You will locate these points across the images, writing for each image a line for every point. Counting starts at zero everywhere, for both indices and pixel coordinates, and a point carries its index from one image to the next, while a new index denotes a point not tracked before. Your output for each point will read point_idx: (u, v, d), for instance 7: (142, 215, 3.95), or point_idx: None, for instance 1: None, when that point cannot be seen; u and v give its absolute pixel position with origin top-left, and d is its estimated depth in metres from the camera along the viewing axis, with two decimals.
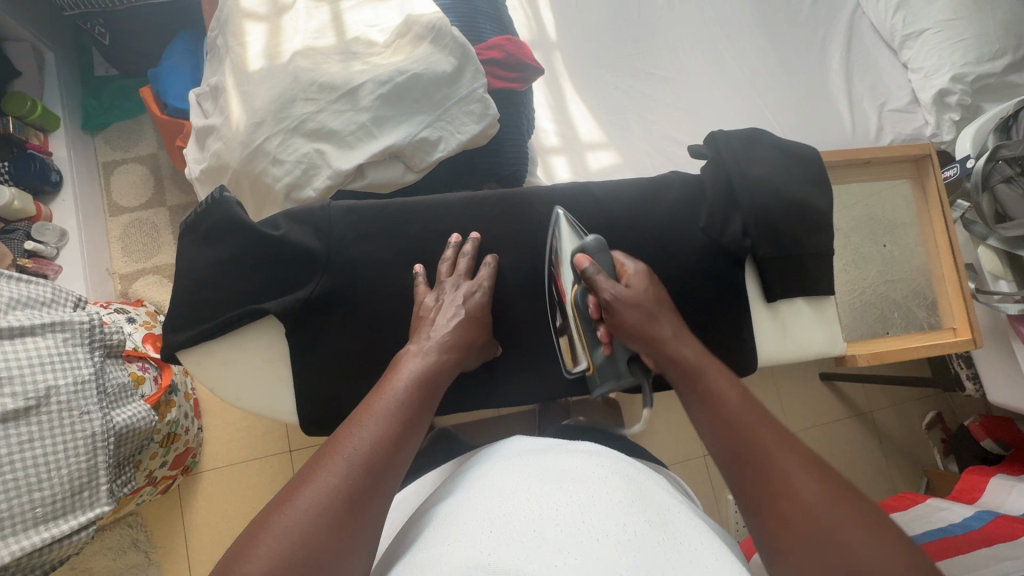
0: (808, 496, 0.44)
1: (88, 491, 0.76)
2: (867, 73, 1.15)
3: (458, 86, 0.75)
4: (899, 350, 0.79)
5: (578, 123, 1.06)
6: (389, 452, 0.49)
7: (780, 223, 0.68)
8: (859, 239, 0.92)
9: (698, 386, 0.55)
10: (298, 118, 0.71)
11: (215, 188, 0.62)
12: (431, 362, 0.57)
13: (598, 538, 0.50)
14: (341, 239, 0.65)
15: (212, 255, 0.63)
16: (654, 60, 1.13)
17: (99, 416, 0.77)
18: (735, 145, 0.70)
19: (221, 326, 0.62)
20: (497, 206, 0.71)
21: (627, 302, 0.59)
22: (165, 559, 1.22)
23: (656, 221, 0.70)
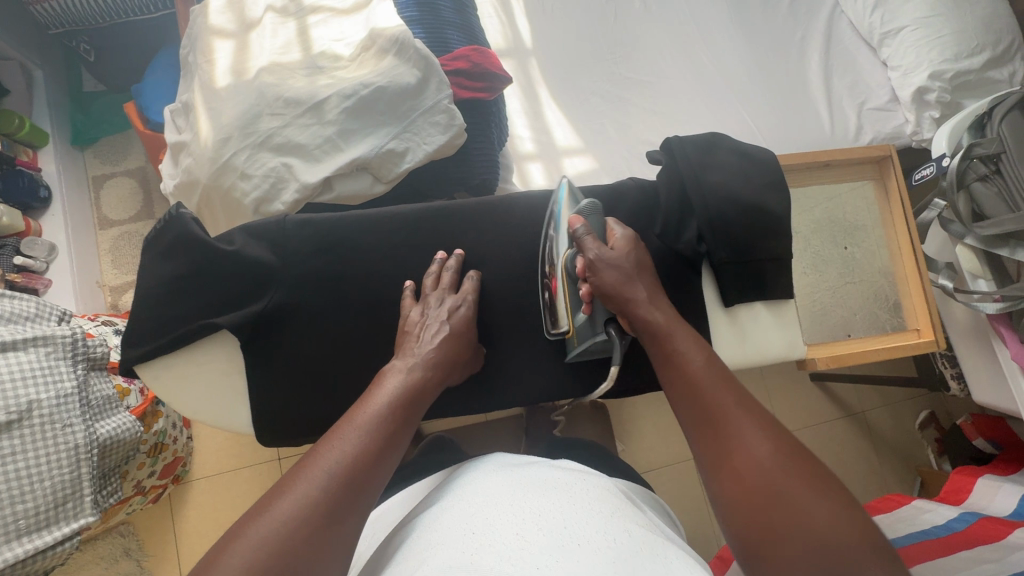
0: (755, 450, 0.48)
1: (72, 503, 0.78)
2: (846, 72, 1.15)
3: (423, 97, 0.76)
4: (861, 354, 0.80)
5: (554, 129, 1.06)
6: (370, 465, 0.50)
7: (735, 228, 0.68)
8: (820, 243, 0.92)
9: (667, 349, 0.59)
10: (264, 133, 0.72)
11: (171, 207, 0.63)
12: (413, 379, 0.58)
13: (578, 544, 0.50)
14: (297, 252, 0.66)
15: (174, 269, 0.64)
16: (630, 64, 1.13)
17: (82, 428, 0.79)
18: (690, 153, 0.69)
19: (179, 340, 0.63)
20: (463, 215, 0.72)
21: (609, 263, 0.63)
22: (157, 567, 1.23)
23: (616, 228, 0.71)
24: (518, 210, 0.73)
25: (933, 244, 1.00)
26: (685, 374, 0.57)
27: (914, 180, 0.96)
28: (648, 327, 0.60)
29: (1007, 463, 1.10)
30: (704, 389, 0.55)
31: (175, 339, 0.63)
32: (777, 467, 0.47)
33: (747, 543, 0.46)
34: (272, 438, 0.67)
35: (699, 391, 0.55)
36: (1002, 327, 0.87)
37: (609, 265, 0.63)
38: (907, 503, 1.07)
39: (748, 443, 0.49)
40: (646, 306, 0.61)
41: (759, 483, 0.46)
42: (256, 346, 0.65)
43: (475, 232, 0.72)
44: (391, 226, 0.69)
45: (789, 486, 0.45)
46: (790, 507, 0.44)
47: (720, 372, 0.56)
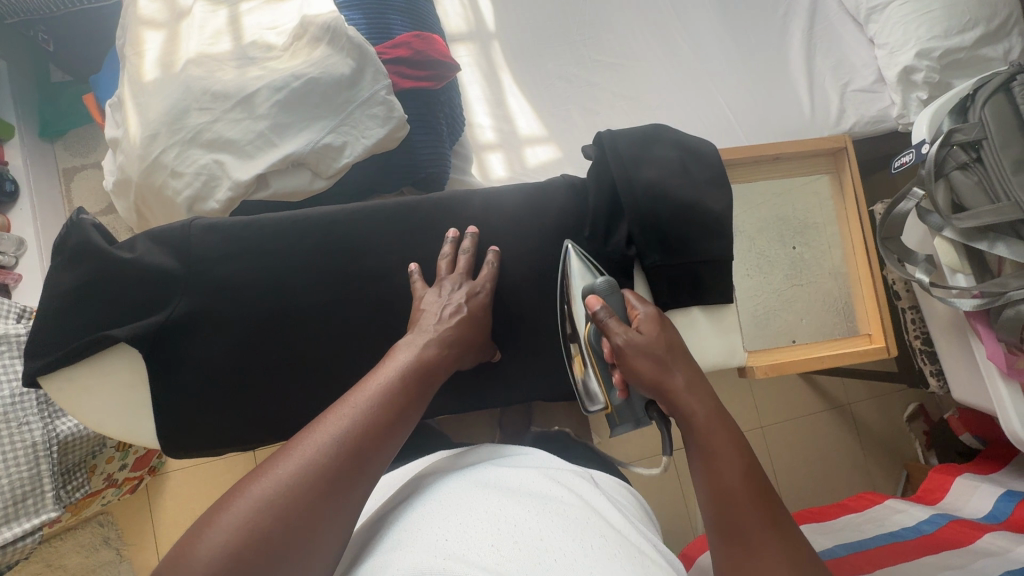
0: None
1: (32, 499, 0.90)
2: (830, 52, 1.08)
3: (359, 89, 0.73)
4: (804, 360, 0.79)
5: (517, 117, 1.02)
6: (373, 441, 0.47)
7: (668, 228, 0.66)
8: (766, 243, 0.88)
9: (707, 452, 0.53)
10: (193, 129, 0.70)
11: (72, 212, 0.63)
12: (427, 354, 0.56)
13: (556, 556, 0.47)
14: (201, 257, 0.64)
15: (90, 273, 0.63)
16: (600, 47, 1.08)
17: (39, 426, 0.90)
18: (622, 147, 0.66)
19: (82, 350, 0.62)
20: (399, 216, 0.68)
21: (640, 350, 0.56)
22: (136, 556, 1.26)
23: (546, 232, 0.69)
24: (458, 203, 0.69)
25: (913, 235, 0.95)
26: (720, 478, 0.51)
27: (894, 168, 0.91)
28: (688, 421, 0.55)
29: (989, 462, 1.07)
30: (747, 520, 0.48)
31: (78, 349, 0.62)
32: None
33: None
34: (186, 448, 0.67)
35: (740, 521, 0.48)
36: (979, 325, 0.83)
37: (640, 352, 0.57)
38: (880, 502, 1.04)
39: None
40: (684, 399, 0.55)
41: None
42: (157, 354, 0.64)
43: (411, 228, 0.69)
44: (320, 227, 0.67)
45: None
46: None
47: (763, 496, 0.49)
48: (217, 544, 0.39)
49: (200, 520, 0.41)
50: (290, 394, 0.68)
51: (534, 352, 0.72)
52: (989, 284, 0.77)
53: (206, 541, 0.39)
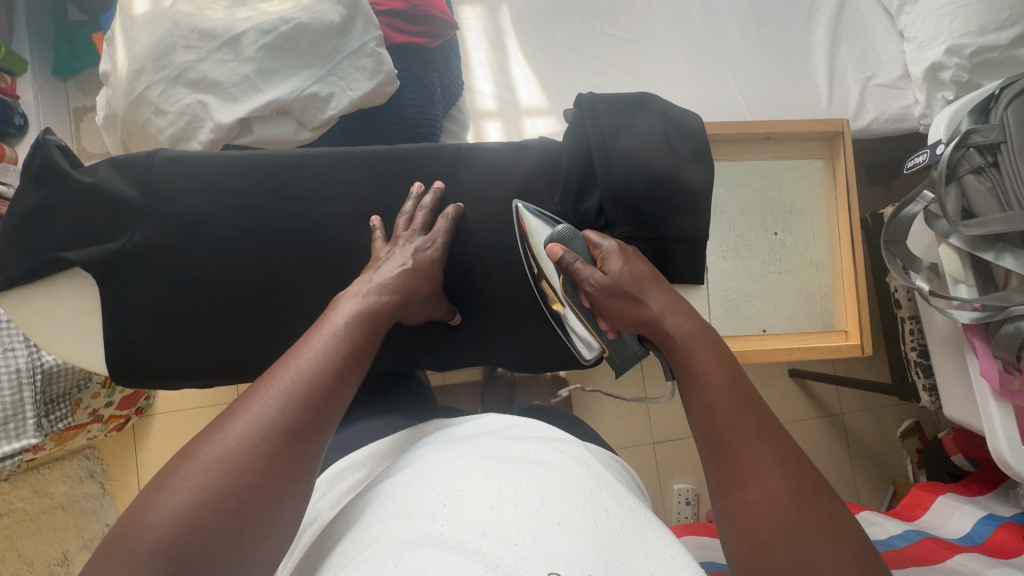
0: (790, 515, 0.41)
1: (14, 423, 0.93)
2: (856, 43, 1.03)
3: (348, 39, 0.71)
4: (770, 350, 0.79)
5: (519, 86, 0.99)
6: (327, 388, 0.47)
7: (643, 202, 0.63)
8: (746, 226, 0.84)
9: (690, 370, 0.51)
10: (179, 67, 0.69)
11: (39, 132, 0.63)
12: (372, 302, 0.55)
13: (560, 523, 0.46)
14: (163, 191, 0.65)
15: (58, 199, 0.63)
16: (614, 20, 1.04)
17: (24, 353, 0.92)
18: (602, 113, 0.64)
19: (40, 270, 0.63)
20: (374, 168, 0.68)
21: (612, 288, 0.57)
22: (118, 491, 1.31)
23: (518, 194, 0.68)
24: (437, 160, 0.68)
25: (919, 241, 0.91)
26: (701, 385, 0.50)
27: (907, 168, 0.87)
28: (667, 341, 0.54)
29: (977, 484, 1.03)
30: (732, 428, 0.46)
31: (36, 269, 0.63)
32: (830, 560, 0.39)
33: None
34: (128, 378, 0.68)
35: (726, 432, 0.47)
36: (975, 339, 0.79)
37: (610, 289, 0.57)
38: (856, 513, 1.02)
39: (761, 476, 0.43)
40: (662, 320, 0.55)
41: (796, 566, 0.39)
42: (113, 281, 0.65)
43: (386, 184, 0.68)
44: (289, 173, 0.67)
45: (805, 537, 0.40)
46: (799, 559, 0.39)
47: (746, 394, 0.48)
48: (171, 507, 0.37)
49: (156, 481, 0.40)
50: (247, 339, 0.69)
51: (502, 321, 0.72)
52: (992, 297, 0.74)
53: (162, 503, 0.38)
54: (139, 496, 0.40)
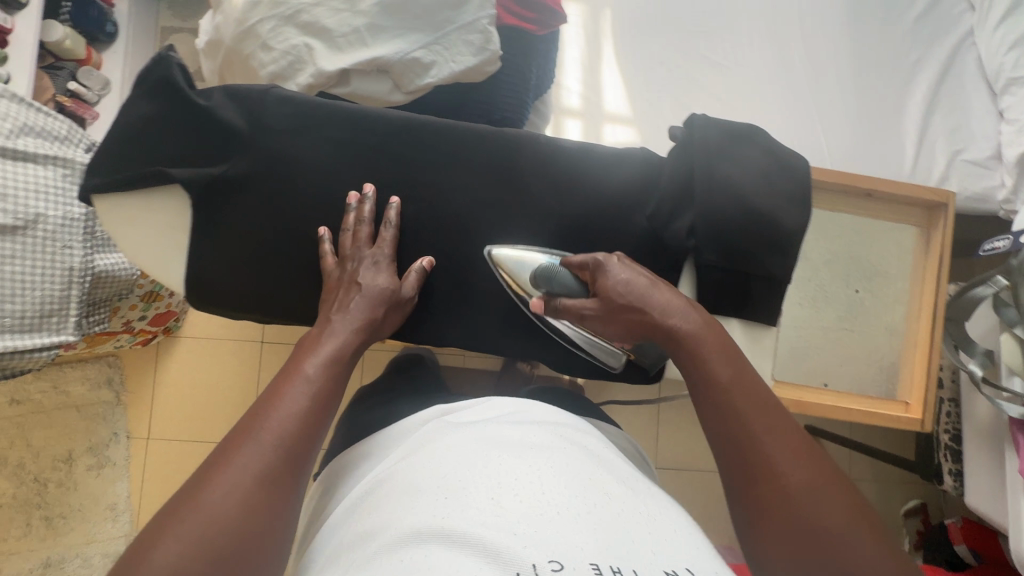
0: (807, 488, 0.49)
1: (56, 317, 0.95)
2: (952, 113, 1.00)
3: (462, 12, 0.71)
4: (831, 407, 0.80)
5: (606, 90, 0.99)
6: (298, 434, 0.51)
7: (734, 232, 0.63)
8: (830, 278, 0.89)
9: (700, 368, 0.56)
10: (293, 7, 0.70)
11: (164, 44, 0.65)
12: (339, 343, 0.59)
13: (559, 512, 0.52)
14: (267, 125, 0.66)
15: (165, 111, 0.65)
16: (712, 43, 1.03)
17: (79, 254, 0.95)
18: (712, 137, 0.64)
19: (137, 180, 0.64)
20: (473, 146, 0.69)
21: (604, 319, 0.62)
22: (131, 403, 1.34)
23: (607, 200, 0.68)
24: (535, 148, 0.69)
25: (978, 326, 0.89)
26: (713, 381, 0.55)
27: (981, 251, 0.86)
28: (672, 337, 0.58)
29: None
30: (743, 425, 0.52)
31: (135, 178, 0.64)
32: (845, 511, 0.48)
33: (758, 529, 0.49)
34: (202, 300, 0.69)
35: (734, 426, 0.52)
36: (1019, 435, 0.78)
37: (603, 319, 0.62)
38: None
39: (773, 449, 0.51)
40: (669, 319, 0.58)
41: (820, 530, 0.47)
42: (207, 204, 0.66)
43: (482, 163, 0.69)
44: (390, 132, 0.68)
45: (809, 493, 0.49)
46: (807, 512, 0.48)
47: (748, 384, 0.54)
48: (164, 558, 0.42)
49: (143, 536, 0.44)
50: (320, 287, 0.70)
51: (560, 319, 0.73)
52: None
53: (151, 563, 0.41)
54: (129, 544, 0.44)
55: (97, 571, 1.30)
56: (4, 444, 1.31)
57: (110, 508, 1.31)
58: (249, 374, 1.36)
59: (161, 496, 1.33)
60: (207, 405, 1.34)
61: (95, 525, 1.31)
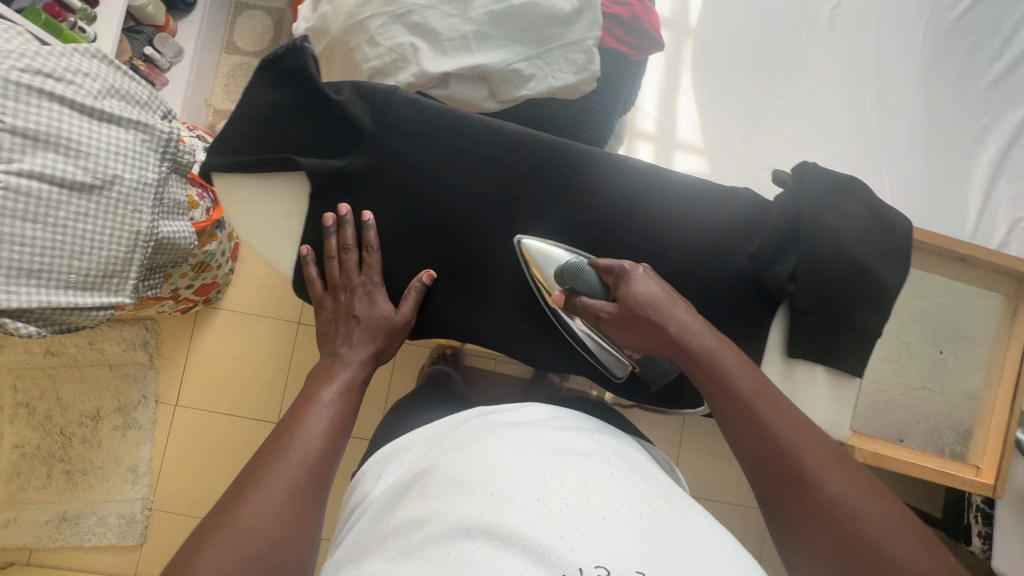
0: (844, 499, 0.50)
1: (117, 279, 0.95)
2: (1019, 180, 1.01)
3: (569, 30, 0.72)
4: (906, 462, 0.84)
5: (681, 119, 1.00)
6: (320, 458, 0.56)
7: (831, 282, 0.65)
8: (914, 337, 0.91)
9: (728, 389, 0.59)
10: (405, 7, 0.72)
11: (299, 36, 0.68)
12: (349, 375, 0.65)
13: (605, 517, 0.53)
14: (391, 125, 0.70)
15: (291, 99, 0.70)
16: (788, 83, 1.04)
17: (146, 219, 0.95)
18: (821, 187, 0.66)
19: (266, 164, 0.69)
20: (582, 168, 0.71)
21: (618, 323, 0.66)
22: (164, 368, 1.35)
23: (705, 237, 0.70)
24: (645, 180, 0.71)
25: None
26: (742, 402, 0.58)
27: None
28: (693, 349, 0.62)
29: None
30: (766, 438, 0.56)
31: (263, 162, 0.69)
32: (887, 515, 0.49)
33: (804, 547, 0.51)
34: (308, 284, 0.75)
35: (760, 440, 0.56)
36: None
37: (619, 323, 0.66)
38: None
39: (810, 466, 0.53)
40: (688, 330, 0.63)
41: (863, 537, 0.48)
42: (325, 195, 0.71)
43: (587, 185, 0.71)
44: (507, 149, 0.72)
45: (854, 510, 0.50)
46: (854, 529, 0.49)
47: (777, 404, 0.57)
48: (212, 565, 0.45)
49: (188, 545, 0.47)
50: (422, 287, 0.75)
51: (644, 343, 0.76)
52: None
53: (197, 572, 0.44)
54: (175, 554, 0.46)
55: (111, 531, 1.30)
56: (36, 393, 1.32)
57: (131, 470, 1.32)
58: (281, 354, 1.36)
59: (182, 463, 1.34)
60: (237, 379, 1.36)
61: (114, 484, 1.32)
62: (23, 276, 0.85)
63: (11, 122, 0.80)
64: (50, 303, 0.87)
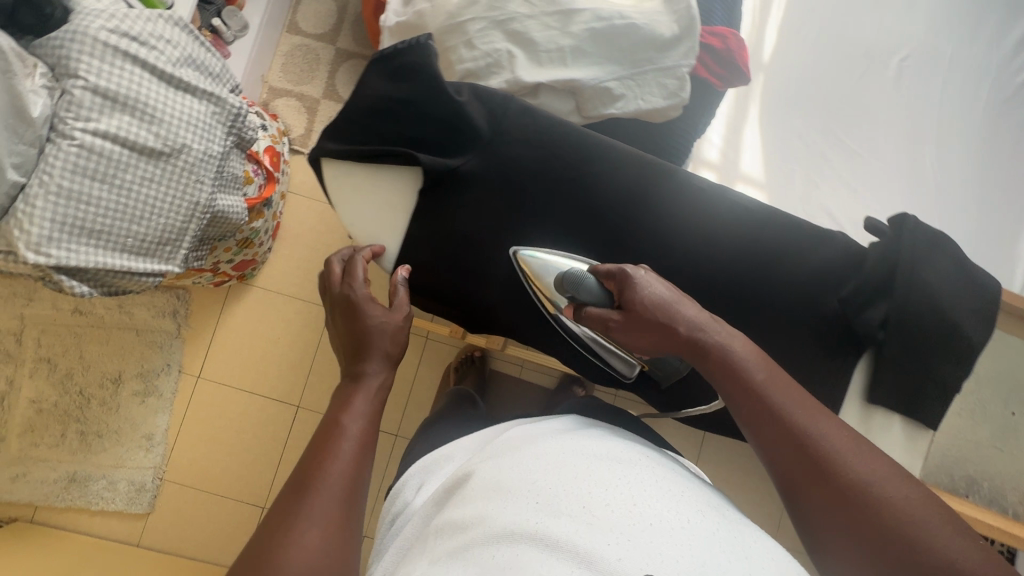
0: (874, 484, 0.48)
1: (169, 247, 0.94)
2: None
3: (666, 55, 0.73)
4: (976, 518, 0.83)
5: (745, 151, 1.01)
6: (351, 498, 0.54)
7: (919, 335, 0.66)
8: (988, 394, 0.89)
9: (742, 384, 0.56)
10: (507, 14, 0.72)
11: (425, 33, 0.70)
12: (373, 400, 0.62)
13: (650, 522, 0.51)
14: (508, 132, 0.72)
15: (406, 92, 0.70)
16: (851, 128, 1.05)
17: (207, 191, 0.94)
18: (919, 242, 0.66)
19: (380, 154, 0.71)
20: (688, 194, 0.72)
21: (628, 331, 0.62)
22: (190, 338, 1.34)
23: (798, 278, 0.71)
24: (747, 217, 0.71)
25: None
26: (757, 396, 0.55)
27: None
28: (699, 342, 0.59)
29: None
30: (790, 431, 0.52)
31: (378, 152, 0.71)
32: (921, 502, 0.47)
33: (841, 540, 0.48)
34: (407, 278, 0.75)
35: (784, 434, 0.52)
36: None
37: (631, 328, 0.62)
38: None
39: (836, 455, 0.50)
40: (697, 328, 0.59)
41: (902, 529, 0.46)
42: (434, 192, 0.72)
43: (691, 210, 0.71)
44: (616, 166, 0.72)
45: (885, 497, 0.48)
46: (888, 515, 0.47)
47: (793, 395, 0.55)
48: None
49: None
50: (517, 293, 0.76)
51: None
52: None
53: None
54: None
55: (120, 496, 1.29)
56: (58, 350, 1.31)
57: (146, 437, 1.31)
58: (310, 338, 1.36)
59: (199, 436, 1.33)
60: (263, 357, 1.35)
61: (128, 450, 1.31)
62: (84, 235, 0.84)
63: (93, 81, 0.81)
64: (104, 265, 0.86)
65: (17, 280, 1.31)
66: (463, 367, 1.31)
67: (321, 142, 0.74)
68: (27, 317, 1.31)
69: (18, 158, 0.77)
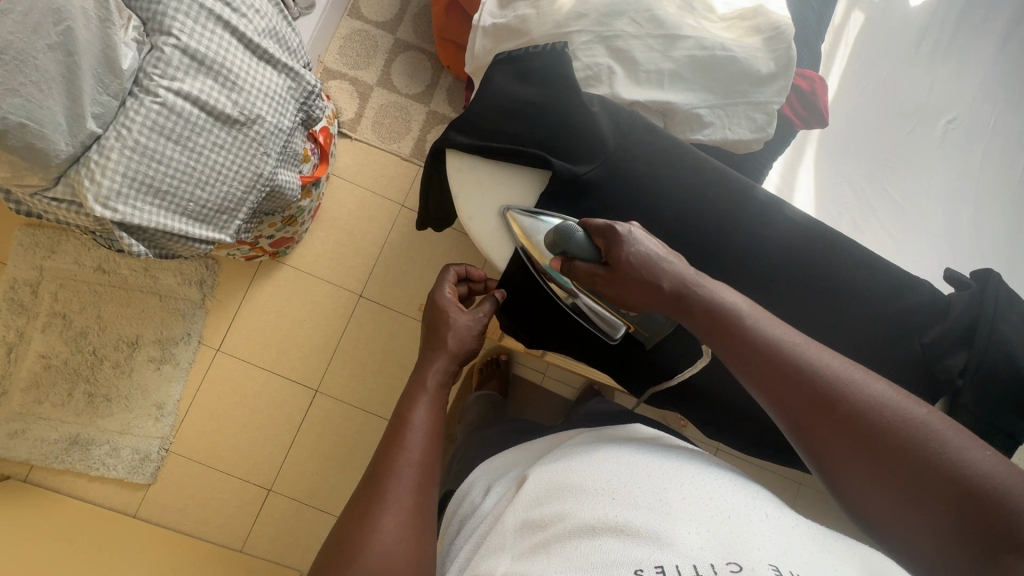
0: (880, 404, 0.45)
1: (225, 216, 0.92)
2: None
3: (760, 91, 0.76)
4: None
5: (799, 189, 1.05)
6: (423, 488, 0.54)
7: (992, 386, 0.69)
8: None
9: (727, 322, 0.53)
10: (614, 31, 0.74)
11: (562, 42, 0.73)
12: (435, 398, 0.63)
13: (730, 515, 0.47)
14: (631, 144, 0.74)
15: (536, 94, 0.73)
16: (898, 180, 1.10)
17: (271, 164, 0.93)
18: (1001, 297, 0.71)
19: (509, 152, 0.73)
20: (792, 229, 0.74)
21: (616, 282, 0.61)
22: (214, 310, 1.32)
23: (879, 320, 0.73)
24: (839, 255, 0.74)
25: None
26: (742, 329, 0.52)
27: None
28: (678, 286, 0.57)
29: None
30: (784, 363, 0.48)
31: (508, 150, 0.73)
32: (930, 419, 0.44)
33: (850, 469, 0.44)
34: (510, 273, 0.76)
35: (778, 370, 0.48)
36: None
37: (619, 280, 0.60)
38: None
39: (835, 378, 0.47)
40: (677, 275, 0.58)
41: (908, 442, 0.43)
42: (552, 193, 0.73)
43: (790, 241, 0.74)
44: (729, 193, 0.74)
45: (889, 414, 0.44)
46: (894, 432, 0.43)
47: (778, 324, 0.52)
48: None
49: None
50: None
51: None
52: None
53: None
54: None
55: (122, 465, 1.25)
56: (75, 306, 1.27)
57: (156, 406, 1.28)
58: (336, 322, 1.34)
59: (212, 410, 1.30)
60: (286, 338, 1.33)
61: (137, 418, 1.27)
62: (148, 194, 0.82)
63: (184, 41, 0.80)
64: (162, 226, 0.84)
65: (44, 231, 1.28)
66: (487, 369, 1.33)
67: (448, 133, 0.76)
68: (47, 269, 1.27)
69: (98, 108, 0.76)
